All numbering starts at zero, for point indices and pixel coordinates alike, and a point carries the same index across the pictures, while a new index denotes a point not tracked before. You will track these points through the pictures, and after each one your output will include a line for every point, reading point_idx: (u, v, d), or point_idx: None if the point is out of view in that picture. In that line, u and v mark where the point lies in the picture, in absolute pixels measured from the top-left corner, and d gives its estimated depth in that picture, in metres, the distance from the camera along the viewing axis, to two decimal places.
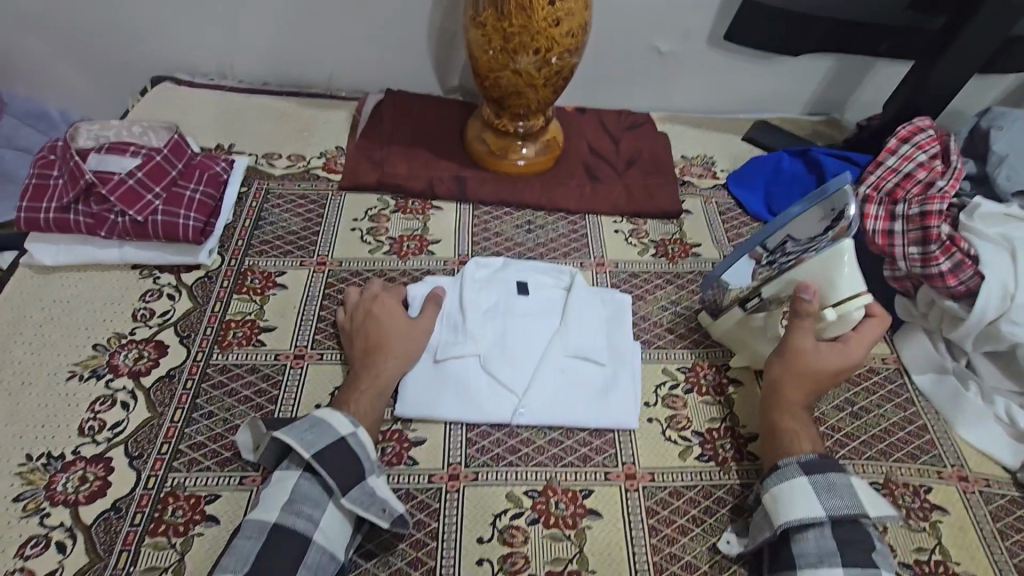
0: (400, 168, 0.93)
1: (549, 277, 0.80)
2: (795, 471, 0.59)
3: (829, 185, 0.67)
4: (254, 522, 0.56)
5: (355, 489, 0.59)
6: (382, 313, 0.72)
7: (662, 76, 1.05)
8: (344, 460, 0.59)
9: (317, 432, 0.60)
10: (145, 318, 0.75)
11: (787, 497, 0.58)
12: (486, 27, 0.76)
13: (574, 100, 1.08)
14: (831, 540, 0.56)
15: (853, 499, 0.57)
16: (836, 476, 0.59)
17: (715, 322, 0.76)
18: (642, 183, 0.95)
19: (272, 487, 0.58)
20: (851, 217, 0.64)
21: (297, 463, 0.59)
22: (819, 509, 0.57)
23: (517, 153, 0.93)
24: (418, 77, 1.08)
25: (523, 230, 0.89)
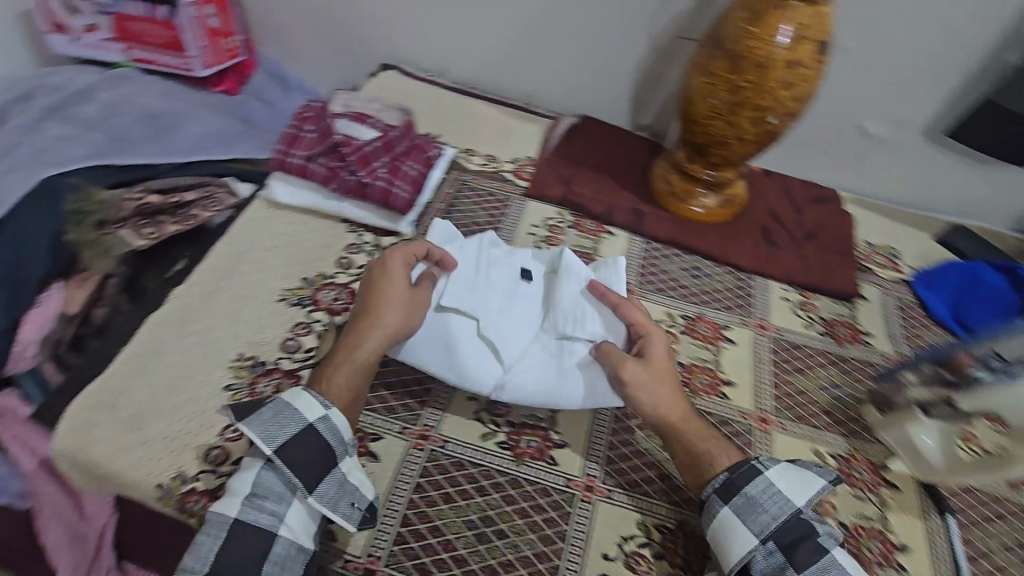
0: (584, 189, 0.98)
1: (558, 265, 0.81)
2: (716, 505, 0.61)
3: None
4: (216, 519, 0.56)
5: (263, 471, 0.58)
6: (380, 278, 0.71)
7: (863, 159, 1.02)
8: (306, 453, 0.59)
9: (274, 415, 0.59)
10: (346, 266, 0.85)
11: (718, 533, 0.60)
12: (715, 77, 0.78)
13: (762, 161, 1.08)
14: (778, 554, 0.58)
15: (778, 505, 0.60)
16: (751, 488, 0.60)
17: (883, 418, 0.74)
18: (820, 258, 0.93)
19: (239, 477, 0.58)
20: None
21: (259, 458, 0.59)
22: (750, 536, 0.58)
23: (698, 200, 0.95)
24: (614, 110, 1.14)
25: (690, 275, 0.91)
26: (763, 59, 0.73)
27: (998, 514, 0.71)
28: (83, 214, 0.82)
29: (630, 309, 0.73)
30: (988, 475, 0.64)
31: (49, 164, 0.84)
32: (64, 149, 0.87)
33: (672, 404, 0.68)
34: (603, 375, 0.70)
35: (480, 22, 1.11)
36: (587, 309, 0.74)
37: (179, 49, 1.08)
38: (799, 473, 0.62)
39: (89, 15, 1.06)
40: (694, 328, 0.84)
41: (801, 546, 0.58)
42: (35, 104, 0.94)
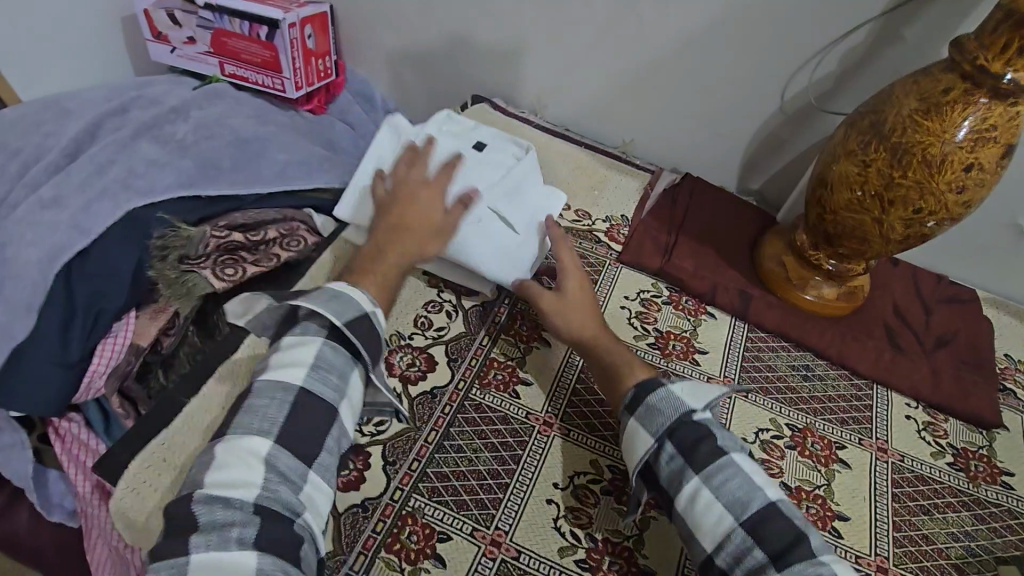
0: (685, 263, 0.89)
1: (500, 146, 0.90)
2: (626, 418, 0.64)
3: None
4: (270, 382, 0.58)
5: (328, 342, 0.61)
6: (405, 203, 0.75)
7: (1012, 259, 0.89)
8: (371, 332, 0.63)
9: (340, 302, 0.63)
10: (423, 327, 0.80)
11: (628, 436, 0.63)
12: (868, 168, 0.68)
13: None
14: (678, 457, 0.59)
15: (676, 405, 0.61)
16: (654, 397, 0.62)
17: None
18: (954, 373, 0.81)
19: (284, 352, 0.60)
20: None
21: (317, 323, 0.62)
22: (649, 437, 0.61)
23: (815, 289, 0.85)
24: (720, 170, 1.05)
25: (800, 375, 0.81)
26: (934, 158, 0.64)
27: None
28: (167, 249, 0.79)
29: (565, 247, 0.80)
30: None
31: (140, 189, 0.83)
32: (154, 173, 0.85)
33: (590, 324, 0.74)
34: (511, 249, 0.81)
35: (586, 63, 1.04)
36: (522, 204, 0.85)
37: (275, 70, 1.05)
38: (692, 384, 0.64)
39: (191, 29, 1.05)
40: (803, 443, 0.74)
41: (698, 446, 0.58)
42: (132, 119, 0.93)
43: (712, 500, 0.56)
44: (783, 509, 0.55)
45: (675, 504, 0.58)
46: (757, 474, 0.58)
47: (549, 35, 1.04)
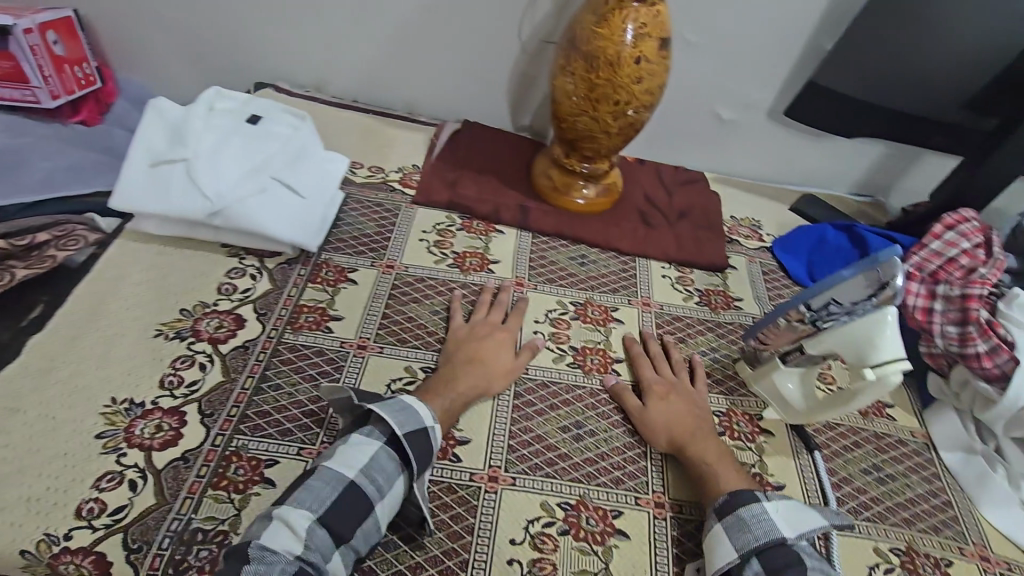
0: (469, 192, 1.02)
1: (280, 118, 0.92)
2: (712, 520, 0.64)
3: (880, 253, 0.68)
4: (333, 470, 0.60)
5: (385, 449, 0.63)
6: (494, 344, 0.79)
7: (723, 141, 1.12)
8: (424, 445, 0.64)
9: (407, 413, 0.65)
10: (228, 292, 0.82)
11: (710, 542, 0.63)
12: (575, 75, 0.85)
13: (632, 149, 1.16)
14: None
15: (767, 527, 0.60)
16: (746, 511, 0.62)
17: (756, 374, 0.81)
18: (692, 235, 1.02)
19: (348, 447, 0.63)
20: (897, 287, 0.66)
21: (381, 431, 0.64)
22: (733, 550, 0.60)
23: (579, 192, 1.02)
24: (495, 113, 1.19)
25: (576, 263, 0.96)
26: (613, 56, 0.81)
27: (855, 442, 0.80)
28: None
29: (646, 368, 0.81)
30: (839, 410, 0.71)
31: None
32: None
33: (682, 430, 0.73)
34: (298, 212, 0.85)
35: (352, 33, 1.11)
36: (305, 169, 0.90)
37: (20, 81, 1.00)
38: (790, 506, 0.63)
39: None
40: (584, 312, 0.89)
41: (790, 571, 0.57)
42: None
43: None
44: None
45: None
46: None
47: (311, 13, 1.09)
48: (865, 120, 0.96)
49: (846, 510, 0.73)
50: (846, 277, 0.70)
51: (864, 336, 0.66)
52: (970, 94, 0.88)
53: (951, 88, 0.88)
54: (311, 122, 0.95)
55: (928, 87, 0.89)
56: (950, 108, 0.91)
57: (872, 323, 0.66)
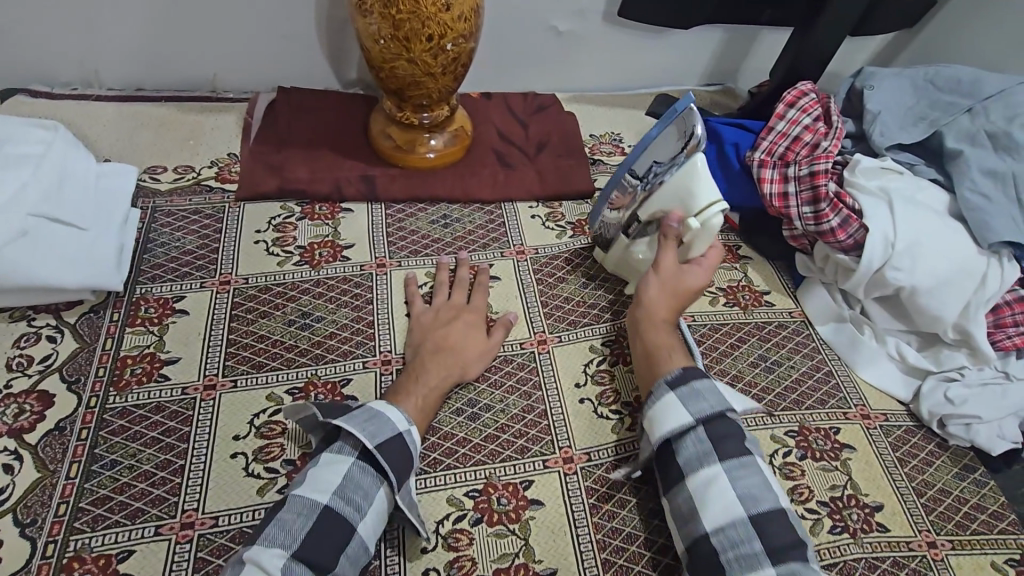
0: (300, 173, 0.89)
1: (20, 137, 0.74)
2: (662, 389, 0.65)
3: (677, 106, 0.72)
4: (303, 497, 0.55)
5: (358, 464, 0.57)
6: (470, 328, 0.74)
7: (566, 56, 1.06)
8: (402, 452, 0.59)
9: (378, 422, 0.60)
10: (22, 367, 0.67)
11: (660, 409, 0.64)
12: (373, 13, 0.74)
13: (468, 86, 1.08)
14: (706, 441, 0.60)
15: (716, 399, 0.63)
16: (697, 382, 0.64)
17: (607, 254, 0.83)
18: (554, 165, 0.97)
19: (321, 469, 0.57)
20: (700, 136, 0.70)
21: (351, 446, 0.59)
22: (686, 415, 0.62)
23: (425, 146, 0.92)
24: (314, 73, 1.04)
25: (438, 225, 0.89)
26: None
27: (741, 338, 0.82)
28: None
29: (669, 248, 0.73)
30: None
31: None
32: None
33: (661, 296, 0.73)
34: (78, 247, 0.70)
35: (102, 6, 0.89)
36: (73, 193, 0.73)
37: None
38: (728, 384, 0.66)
39: None
40: None
41: (727, 441, 0.60)
42: None
43: (727, 487, 0.57)
44: (790, 519, 0.56)
45: (689, 486, 0.59)
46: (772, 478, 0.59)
47: None
48: None
49: None
50: (655, 136, 0.74)
51: (684, 188, 0.71)
52: None
53: None
54: (66, 131, 0.78)
55: None
56: None
57: (688, 173, 0.71)
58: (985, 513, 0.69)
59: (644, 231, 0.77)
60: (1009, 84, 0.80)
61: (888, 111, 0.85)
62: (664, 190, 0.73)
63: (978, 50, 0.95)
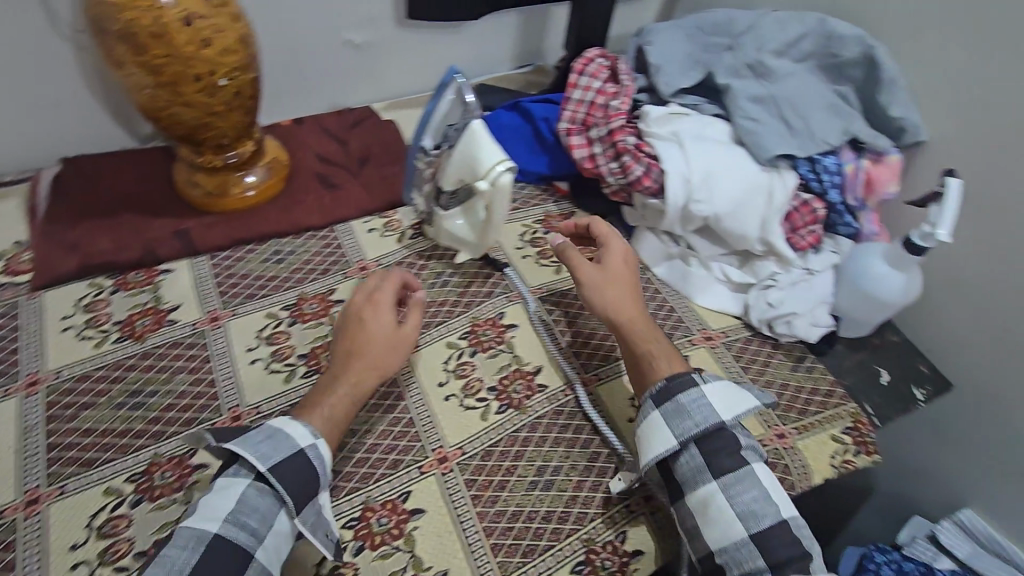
0: (104, 244, 0.82)
1: None
2: (649, 407, 0.67)
3: (445, 77, 0.75)
4: (190, 528, 0.54)
5: (253, 487, 0.57)
6: (364, 321, 0.71)
7: (369, 66, 1.06)
8: (300, 471, 0.58)
9: (274, 442, 0.59)
10: None
11: (647, 429, 0.66)
12: (127, 64, 0.69)
13: (271, 114, 1.04)
14: (699, 457, 0.63)
15: (707, 411, 0.64)
16: (684, 396, 0.65)
17: (434, 229, 0.86)
18: (380, 176, 0.97)
19: (211, 495, 0.56)
20: (472, 102, 0.73)
21: (247, 468, 0.58)
22: (671, 438, 0.64)
23: (241, 184, 0.89)
24: (102, 135, 0.95)
25: (272, 261, 0.85)
26: (153, 27, 0.66)
27: None
28: None
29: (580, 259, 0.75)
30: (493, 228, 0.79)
31: None
32: None
33: (624, 304, 0.74)
34: None
35: None
36: None
37: None
38: (724, 387, 0.66)
39: None
40: (300, 310, 0.80)
41: (721, 455, 0.62)
42: None
43: (726, 505, 0.60)
44: (792, 524, 0.59)
45: (689, 502, 0.62)
46: (773, 484, 0.61)
47: None
48: None
49: (599, 359, 0.79)
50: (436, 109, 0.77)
51: (469, 155, 0.73)
52: None
53: None
54: None
55: None
56: None
57: (469, 140, 0.72)
58: (820, 395, 0.78)
59: (453, 200, 0.80)
60: (751, 19, 0.88)
61: (669, 62, 0.90)
62: (454, 160, 0.75)
63: None
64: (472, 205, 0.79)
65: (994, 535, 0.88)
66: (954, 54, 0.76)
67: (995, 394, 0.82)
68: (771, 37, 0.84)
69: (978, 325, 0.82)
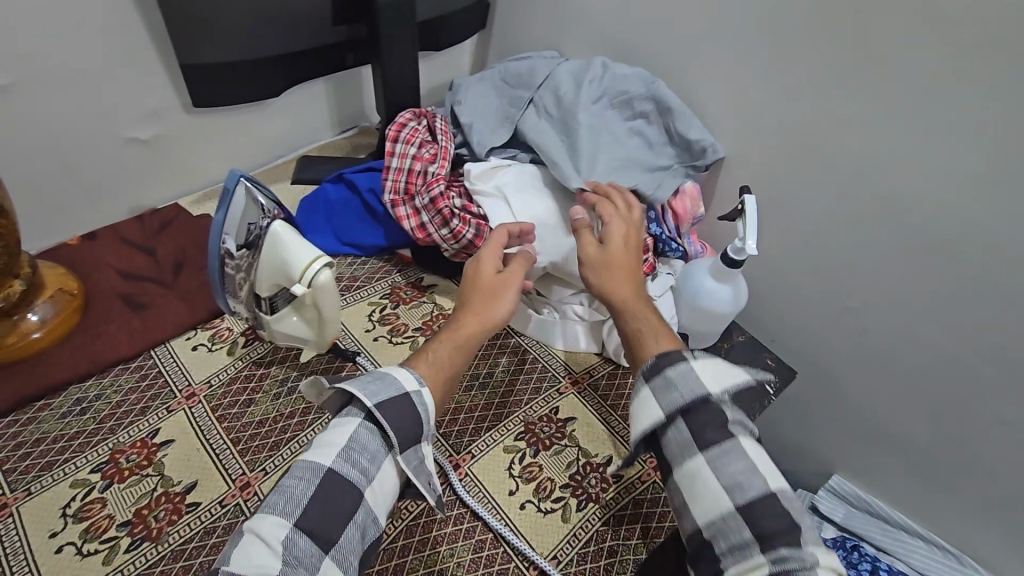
0: None
1: None
2: (638, 385, 0.59)
3: (227, 183, 0.66)
4: (308, 461, 0.52)
5: (363, 424, 0.55)
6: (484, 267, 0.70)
7: (167, 159, 0.96)
8: (405, 412, 0.55)
9: (381, 382, 0.56)
10: None
11: (635, 404, 0.58)
12: None
13: (38, 238, 0.91)
14: (686, 431, 0.55)
15: (692, 383, 0.55)
16: (671, 370, 0.57)
17: (269, 336, 0.77)
18: (199, 282, 0.87)
19: (327, 431, 0.55)
20: (271, 204, 0.69)
21: (358, 408, 0.56)
22: (658, 411, 0.56)
23: (22, 329, 0.77)
24: None
25: (73, 414, 0.72)
26: None
27: None
28: None
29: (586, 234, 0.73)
30: (330, 325, 0.74)
31: None
32: None
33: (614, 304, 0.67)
34: None
35: None
36: None
37: None
38: (715, 361, 0.57)
39: None
40: (116, 468, 0.68)
41: (706, 428, 0.54)
42: None
43: (712, 481, 0.52)
44: (780, 498, 0.50)
45: (677, 478, 0.55)
46: (763, 458, 0.53)
47: None
48: (266, 76, 0.88)
49: (471, 433, 0.76)
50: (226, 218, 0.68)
51: (279, 261, 0.68)
52: (327, 12, 0.86)
53: (306, 14, 0.85)
54: None
55: (284, 22, 0.84)
56: (324, 29, 0.88)
57: (275, 247, 0.68)
58: None
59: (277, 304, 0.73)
60: (550, 69, 0.91)
61: (479, 117, 0.91)
62: (266, 269, 0.69)
63: (535, 37, 1.10)
64: (299, 304, 0.72)
65: (861, 494, 0.97)
66: (722, 81, 0.84)
67: (829, 370, 0.91)
68: (566, 83, 0.88)
69: (799, 313, 0.90)
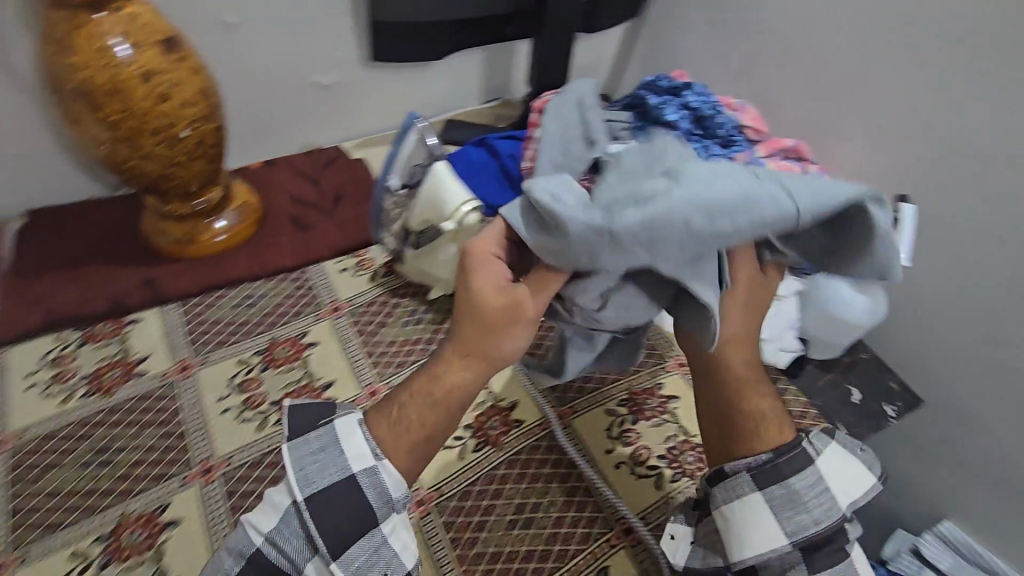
0: (70, 297, 0.83)
1: None
2: (752, 494, 0.53)
3: (405, 123, 0.79)
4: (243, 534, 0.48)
5: (293, 512, 0.48)
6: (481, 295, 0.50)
7: (338, 106, 1.08)
8: (335, 511, 0.47)
9: (322, 462, 0.49)
10: None
11: (750, 521, 0.53)
12: (96, 120, 0.71)
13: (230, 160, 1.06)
14: (799, 557, 0.52)
15: (819, 503, 0.53)
16: (798, 481, 0.53)
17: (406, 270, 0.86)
18: (352, 215, 0.98)
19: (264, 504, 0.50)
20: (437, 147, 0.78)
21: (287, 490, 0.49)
22: (782, 539, 0.52)
23: (212, 230, 0.91)
24: (73, 189, 0.97)
25: (245, 306, 0.85)
26: (113, 83, 0.69)
27: None
28: None
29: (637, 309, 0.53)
30: None
31: None
32: None
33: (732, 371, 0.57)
34: None
35: None
36: None
37: None
38: (840, 468, 0.55)
39: None
40: (272, 356, 0.79)
41: (824, 553, 0.52)
42: None
43: None
44: None
45: None
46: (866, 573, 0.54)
47: None
48: (437, 40, 0.97)
49: (574, 391, 0.80)
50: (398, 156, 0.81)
51: (434, 197, 0.76)
52: None
53: None
54: None
55: None
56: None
57: (433, 184, 0.76)
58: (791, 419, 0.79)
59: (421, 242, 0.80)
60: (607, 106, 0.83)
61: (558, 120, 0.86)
62: (421, 203, 0.77)
63: (689, 27, 1.10)
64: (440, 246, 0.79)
65: (976, 547, 0.88)
66: None
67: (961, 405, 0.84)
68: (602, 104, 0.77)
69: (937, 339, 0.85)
